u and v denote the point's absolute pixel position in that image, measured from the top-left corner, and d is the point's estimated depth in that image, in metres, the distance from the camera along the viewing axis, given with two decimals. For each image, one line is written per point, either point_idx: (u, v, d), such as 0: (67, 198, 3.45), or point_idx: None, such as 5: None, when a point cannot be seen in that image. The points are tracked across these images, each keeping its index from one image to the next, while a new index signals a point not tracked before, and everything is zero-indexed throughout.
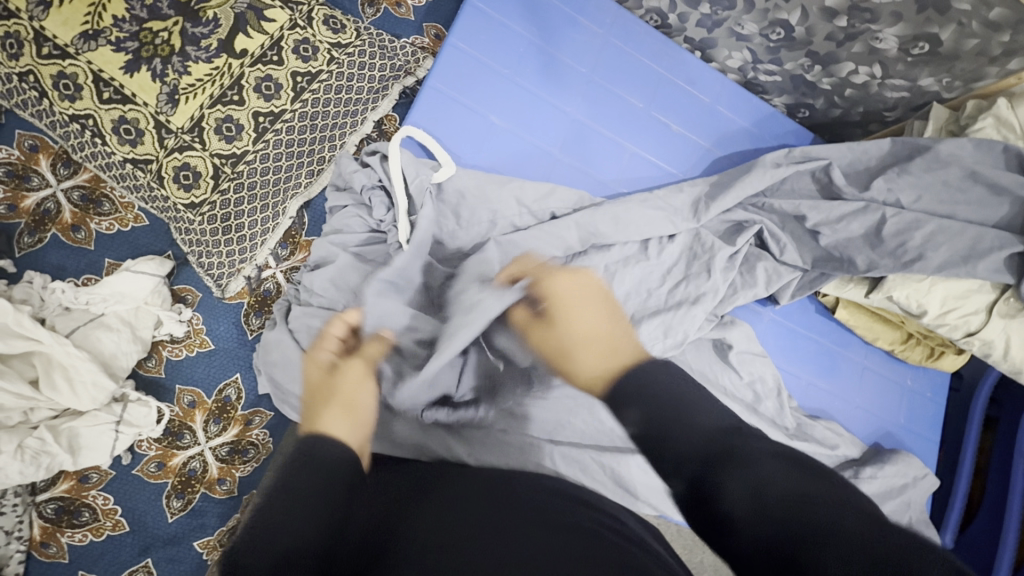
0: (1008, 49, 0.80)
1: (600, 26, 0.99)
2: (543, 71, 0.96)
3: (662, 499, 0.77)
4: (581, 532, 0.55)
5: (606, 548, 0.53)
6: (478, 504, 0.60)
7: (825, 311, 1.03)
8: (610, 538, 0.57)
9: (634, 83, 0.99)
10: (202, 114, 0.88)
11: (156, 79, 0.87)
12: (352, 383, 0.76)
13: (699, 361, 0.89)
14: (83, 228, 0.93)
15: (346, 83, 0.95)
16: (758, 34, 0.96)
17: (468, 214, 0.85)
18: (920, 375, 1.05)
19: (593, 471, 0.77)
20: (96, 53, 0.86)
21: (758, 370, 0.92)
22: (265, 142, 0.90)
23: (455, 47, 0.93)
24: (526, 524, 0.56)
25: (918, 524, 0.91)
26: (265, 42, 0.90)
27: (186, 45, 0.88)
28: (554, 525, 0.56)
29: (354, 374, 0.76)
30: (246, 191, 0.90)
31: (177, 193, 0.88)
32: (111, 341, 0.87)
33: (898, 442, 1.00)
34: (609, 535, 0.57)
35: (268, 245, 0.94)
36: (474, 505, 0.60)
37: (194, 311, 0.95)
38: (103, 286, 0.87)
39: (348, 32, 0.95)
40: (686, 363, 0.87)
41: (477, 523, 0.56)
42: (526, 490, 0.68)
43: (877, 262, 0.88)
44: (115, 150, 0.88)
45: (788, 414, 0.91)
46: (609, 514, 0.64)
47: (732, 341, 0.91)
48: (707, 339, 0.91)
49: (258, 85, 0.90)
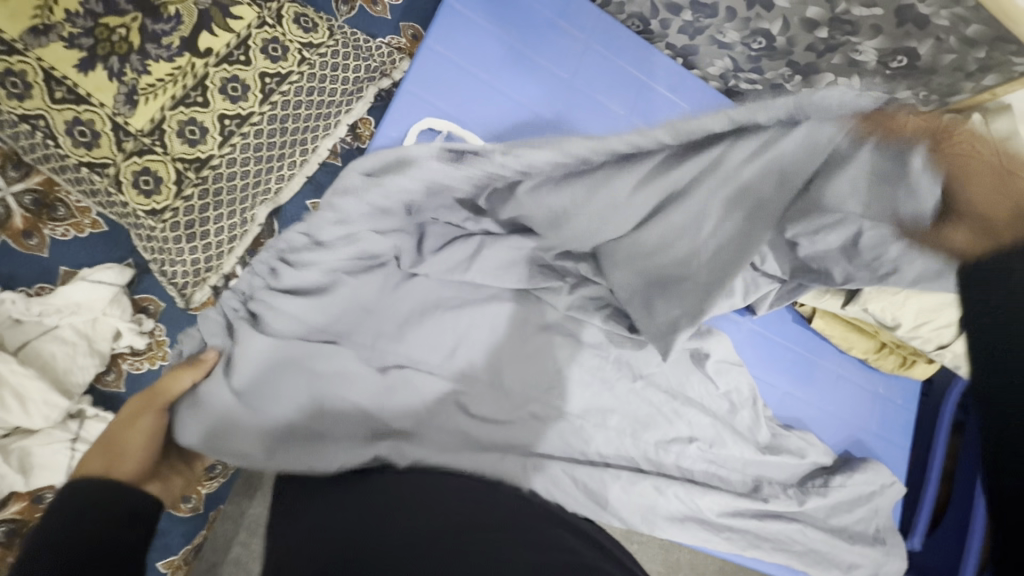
0: (983, 65, 0.81)
1: (581, 31, 0.98)
2: (521, 74, 0.94)
3: (629, 514, 0.82)
4: (554, 549, 0.58)
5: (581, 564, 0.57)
6: (410, 512, 0.62)
7: (802, 319, 1.05)
8: (587, 550, 0.61)
9: (616, 88, 0.97)
10: (164, 116, 0.85)
11: (113, 78, 0.84)
12: (138, 438, 0.66)
13: (672, 375, 0.89)
14: (36, 234, 0.86)
15: (318, 85, 0.92)
16: (740, 43, 0.95)
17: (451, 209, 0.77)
18: (891, 383, 1.08)
19: (566, 485, 0.79)
20: (46, 49, 0.82)
21: (734, 379, 0.92)
22: (231, 145, 0.88)
23: (432, 49, 0.90)
24: (473, 546, 0.56)
25: (883, 531, 0.94)
26: (230, 41, 0.88)
27: (146, 42, 0.85)
28: (502, 535, 0.59)
29: (148, 429, 0.68)
30: (212, 197, 0.87)
31: (136, 199, 0.85)
32: (65, 355, 0.83)
33: (867, 450, 1.03)
34: (586, 547, 0.62)
35: (236, 253, 0.90)
36: (432, 531, 0.58)
37: (156, 322, 0.90)
38: (56, 297, 0.83)
39: (320, 32, 0.93)
40: (658, 382, 0.89)
41: (417, 539, 0.57)
42: (492, 494, 0.70)
43: (853, 275, 0.87)
44: (68, 153, 0.84)
45: (762, 426, 0.91)
46: (596, 533, 0.67)
47: (710, 350, 0.91)
48: (684, 350, 0.91)
49: (224, 86, 0.87)
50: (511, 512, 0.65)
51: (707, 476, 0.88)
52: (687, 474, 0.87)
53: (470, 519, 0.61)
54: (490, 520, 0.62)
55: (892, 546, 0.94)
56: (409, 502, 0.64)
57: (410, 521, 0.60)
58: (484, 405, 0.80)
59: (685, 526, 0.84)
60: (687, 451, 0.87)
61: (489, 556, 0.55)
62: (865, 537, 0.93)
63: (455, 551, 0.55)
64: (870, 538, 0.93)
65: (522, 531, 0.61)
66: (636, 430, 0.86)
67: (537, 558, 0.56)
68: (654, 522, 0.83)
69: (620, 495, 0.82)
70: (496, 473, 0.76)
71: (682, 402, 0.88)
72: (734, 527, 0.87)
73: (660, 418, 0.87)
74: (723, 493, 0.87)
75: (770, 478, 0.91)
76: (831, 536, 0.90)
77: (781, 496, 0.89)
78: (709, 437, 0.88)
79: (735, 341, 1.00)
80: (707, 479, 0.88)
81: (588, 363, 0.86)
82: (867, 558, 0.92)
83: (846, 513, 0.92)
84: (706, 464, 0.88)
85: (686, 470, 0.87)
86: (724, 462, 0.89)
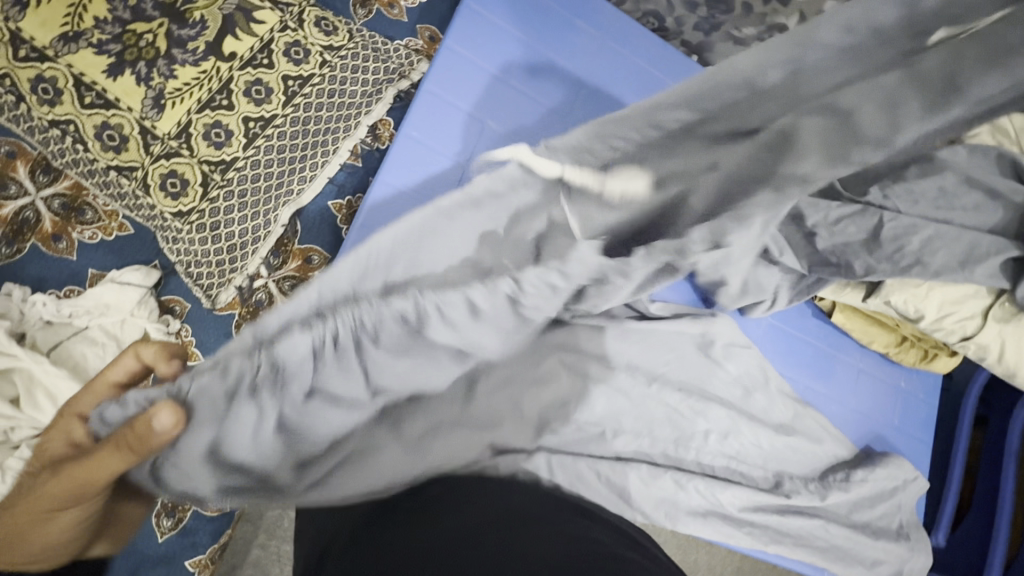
0: None
1: (597, 29, 0.99)
2: (539, 73, 0.95)
3: (653, 509, 0.82)
4: (580, 540, 0.59)
5: (609, 556, 0.57)
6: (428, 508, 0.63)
7: (822, 314, 1.04)
8: (611, 541, 0.61)
9: (635, 85, 0.99)
10: (189, 120, 0.87)
11: (140, 83, 0.85)
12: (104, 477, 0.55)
13: (684, 371, 0.90)
14: (64, 237, 0.89)
15: (339, 87, 0.93)
16: (756, 38, 0.96)
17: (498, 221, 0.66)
18: (912, 376, 1.08)
19: (590, 481, 0.79)
20: (76, 55, 0.84)
21: (745, 362, 0.93)
22: (255, 147, 0.89)
23: (452, 50, 0.91)
24: (492, 537, 0.56)
25: (908, 526, 0.94)
26: (254, 44, 0.89)
27: (172, 48, 0.87)
28: (525, 525, 0.60)
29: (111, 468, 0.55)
30: (237, 199, 0.88)
31: (164, 201, 0.87)
32: (95, 356, 0.83)
33: (888, 445, 1.02)
34: (612, 538, 0.61)
35: (260, 254, 0.91)
36: (455, 526, 0.58)
37: (183, 323, 0.92)
38: (86, 299, 0.85)
39: (341, 35, 0.94)
40: (671, 381, 0.88)
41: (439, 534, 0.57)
42: (504, 484, 0.70)
43: (875, 267, 0.85)
44: (97, 157, 0.86)
45: (776, 407, 0.93)
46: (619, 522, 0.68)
47: (717, 335, 0.92)
48: (692, 337, 0.92)
49: (248, 89, 0.89)
50: (533, 502, 0.65)
51: (728, 472, 0.87)
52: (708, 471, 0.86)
53: (491, 512, 0.62)
54: (508, 511, 0.62)
55: (917, 542, 0.93)
56: (426, 501, 0.64)
57: (424, 529, 0.58)
58: (506, 411, 0.78)
59: (708, 521, 0.84)
60: (706, 446, 0.87)
61: (507, 543, 0.55)
62: (889, 532, 0.92)
63: (477, 541, 0.55)
64: (895, 534, 0.92)
65: (542, 522, 0.61)
66: (653, 428, 0.85)
67: (556, 544, 0.56)
68: (676, 516, 0.83)
69: (642, 489, 0.81)
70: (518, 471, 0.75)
71: (699, 398, 0.88)
72: (756, 522, 0.86)
73: (681, 415, 0.86)
74: (744, 488, 0.86)
75: (791, 473, 0.91)
76: (854, 531, 0.89)
77: (803, 490, 0.88)
78: (724, 428, 0.88)
79: (753, 337, 0.99)
80: (728, 475, 0.87)
81: (609, 353, 0.85)
82: (891, 553, 0.91)
83: (868, 509, 0.91)
84: (727, 461, 0.87)
85: (706, 467, 0.86)
86: (745, 459, 0.88)
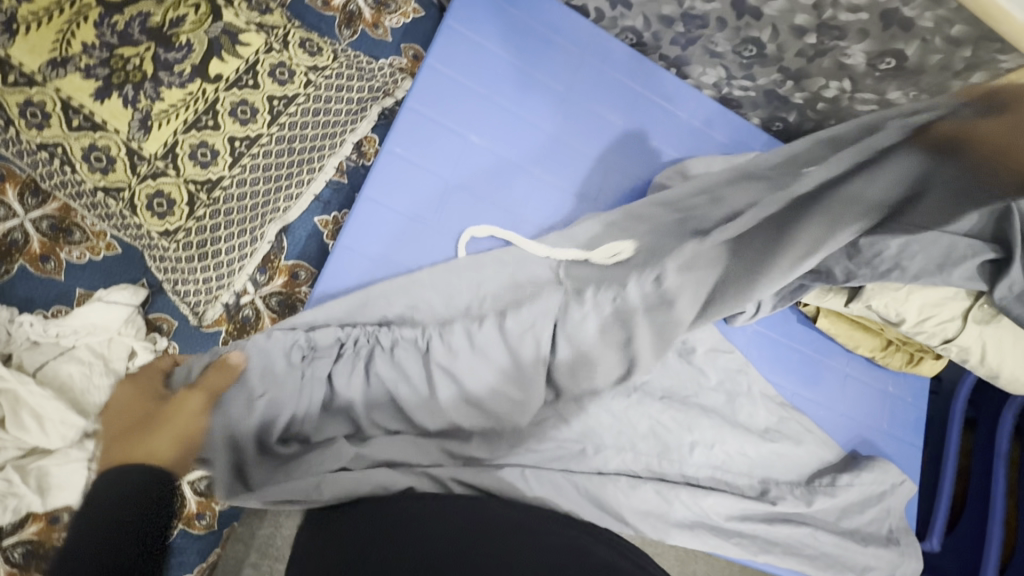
0: (970, 64, 0.84)
1: (577, 46, 1.01)
2: (520, 90, 0.97)
3: (642, 519, 0.82)
4: (573, 547, 0.58)
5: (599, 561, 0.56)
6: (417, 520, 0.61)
7: (807, 319, 1.06)
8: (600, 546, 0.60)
9: (613, 99, 1.02)
10: (176, 140, 0.88)
11: (127, 106, 0.87)
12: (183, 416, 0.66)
13: (665, 379, 0.91)
14: (53, 258, 0.89)
15: (323, 106, 0.95)
16: (731, 52, 0.98)
17: (518, 325, 0.81)
18: (900, 380, 1.08)
19: (569, 494, 0.79)
20: (64, 80, 0.86)
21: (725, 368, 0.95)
22: (240, 166, 0.91)
23: (434, 68, 0.93)
24: (484, 550, 0.55)
25: (897, 531, 0.94)
26: (239, 66, 0.91)
27: (159, 70, 0.88)
28: (516, 539, 0.58)
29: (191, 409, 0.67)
30: (222, 217, 0.90)
31: (150, 220, 0.88)
32: (81, 376, 0.85)
33: (874, 449, 1.03)
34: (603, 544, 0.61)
35: (246, 271, 0.92)
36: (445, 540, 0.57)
37: (171, 341, 0.92)
38: (73, 319, 0.86)
39: (325, 55, 0.97)
40: (656, 390, 0.90)
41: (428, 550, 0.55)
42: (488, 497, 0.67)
43: (855, 273, 0.86)
44: (84, 178, 0.87)
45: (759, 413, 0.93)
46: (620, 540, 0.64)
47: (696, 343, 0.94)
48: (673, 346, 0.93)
49: (233, 109, 0.90)
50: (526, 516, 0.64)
51: (714, 482, 0.88)
52: (693, 481, 0.87)
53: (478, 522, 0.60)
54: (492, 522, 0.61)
55: (907, 547, 0.93)
56: (414, 512, 0.62)
57: (422, 536, 0.58)
58: (477, 431, 0.79)
59: (695, 533, 0.83)
60: (691, 458, 0.87)
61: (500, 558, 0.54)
62: (879, 538, 0.92)
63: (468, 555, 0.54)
64: (885, 539, 0.93)
65: (533, 533, 0.60)
66: (636, 442, 0.85)
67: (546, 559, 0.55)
68: (665, 529, 0.82)
69: (623, 501, 0.81)
70: (492, 484, 0.75)
71: (681, 407, 0.89)
72: (743, 532, 0.86)
73: (663, 425, 0.87)
74: (728, 497, 0.86)
75: (777, 480, 0.91)
76: (843, 539, 0.89)
77: (788, 497, 0.89)
78: (710, 438, 0.88)
79: (740, 344, 1.00)
80: (713, 484, 0.87)
81: None
82: (883, 560, 0.91)
83: (857, 515, 0.92)
84: (712, 470, 0.88)
85: (692, 478, 0.87)
86: (730, 467, 0.89)
